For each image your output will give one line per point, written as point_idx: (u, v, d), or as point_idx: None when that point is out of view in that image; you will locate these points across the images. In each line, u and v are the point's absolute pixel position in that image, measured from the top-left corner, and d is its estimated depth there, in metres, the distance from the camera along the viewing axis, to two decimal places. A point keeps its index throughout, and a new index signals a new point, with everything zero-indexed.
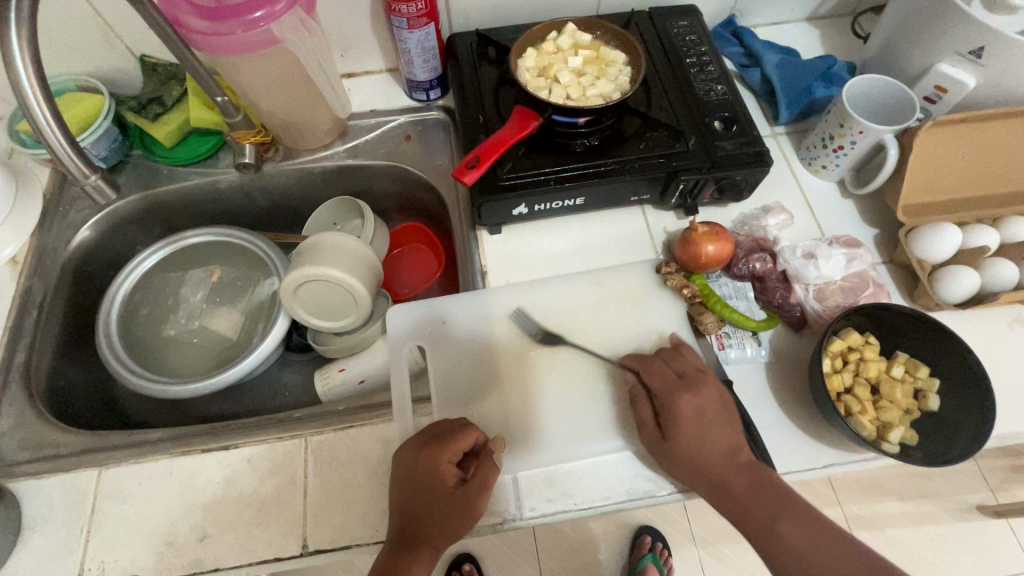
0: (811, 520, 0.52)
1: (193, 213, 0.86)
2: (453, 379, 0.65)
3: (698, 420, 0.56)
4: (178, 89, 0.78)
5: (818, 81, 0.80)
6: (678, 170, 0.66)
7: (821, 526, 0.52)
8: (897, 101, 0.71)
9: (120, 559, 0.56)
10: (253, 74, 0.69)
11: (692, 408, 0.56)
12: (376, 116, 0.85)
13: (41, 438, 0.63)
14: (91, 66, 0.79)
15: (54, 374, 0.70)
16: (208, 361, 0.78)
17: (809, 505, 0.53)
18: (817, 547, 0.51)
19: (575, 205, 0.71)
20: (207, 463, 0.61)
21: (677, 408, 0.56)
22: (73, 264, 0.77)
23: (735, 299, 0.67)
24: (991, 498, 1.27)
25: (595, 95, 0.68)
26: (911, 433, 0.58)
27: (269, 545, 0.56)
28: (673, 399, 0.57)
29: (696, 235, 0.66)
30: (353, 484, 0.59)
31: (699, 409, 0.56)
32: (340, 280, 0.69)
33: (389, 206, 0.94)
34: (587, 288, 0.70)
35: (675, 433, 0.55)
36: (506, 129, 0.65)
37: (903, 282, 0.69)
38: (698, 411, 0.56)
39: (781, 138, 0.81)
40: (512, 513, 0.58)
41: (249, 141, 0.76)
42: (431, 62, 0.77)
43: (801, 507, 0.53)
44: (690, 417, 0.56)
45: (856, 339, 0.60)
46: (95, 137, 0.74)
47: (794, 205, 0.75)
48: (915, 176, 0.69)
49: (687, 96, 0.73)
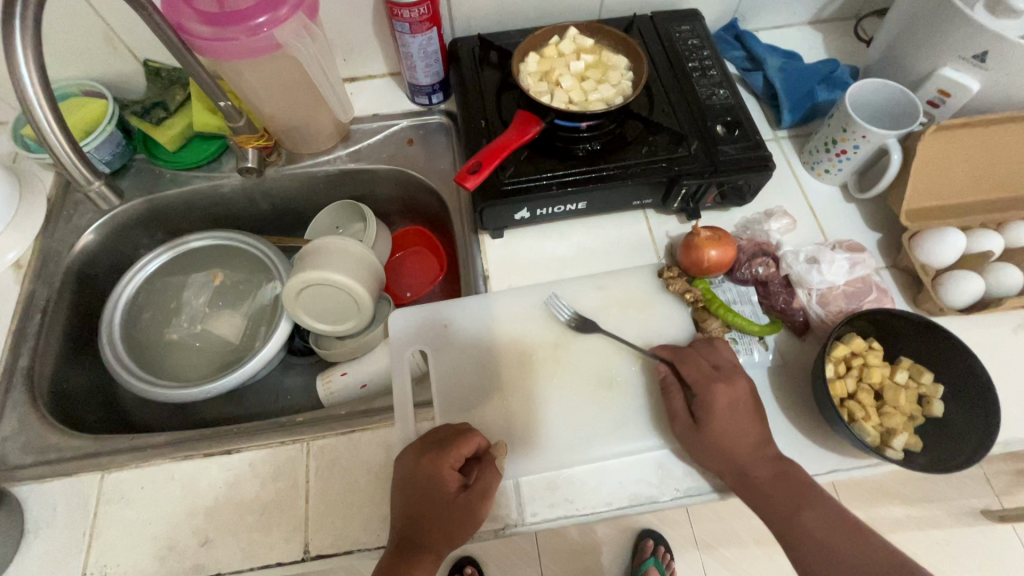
0: (834, 512, 0.52)
1: (196, 216, 0.86)
2: (455, 384, 0.65)
3: (729, 410, 0.56)
4: (181, 94, 0.78)
5: (821, 85, 0.80)
6: (681, 174, 0.66)
7: (843, 519, 0.52)
8: (901, 105, 0.71)
9: (122, 563, 0.56)
10: (255, 79, 0.69)
11: (727, 399, 0.56)
12: (379, 120, 0.85)
13: (44, 442, 0.63)
14: (95, 70, 0.80)
15: (57, 377, 0.71)
16: (211, 365, 0.78)
17: (830, 498, 0.53)
18: (839, 538, 0.51)
19: (577, 209, 0.71)
20: (210, 467, 0.61)
21: (712, 397, 0.56)
22: (77, 267, 0.77)
23: (739, 304, 0.67)
24: (997, 502, 1.26)
25: (597, 99, 0.68)
26: (915, 439, 0.58)
27: (271, 550, 0.56)
28: (708, 388, 0.56)
29: (698, 240, 0.66)
30: (355, 488, 0.59)
31: (731, 400, 0.56)
32: (342, 284, 0.69)
33: (391, 210, 0.94)
34: (589, 292, 0.70)
35: (708, 421, 0.56)
36: (508, 134, 0.65)
37: (907, 287, 0.69)
38: (731, 402, 0.56)
39: (784, 142, 0.81)
40: (513, 518, 0.58)
41: (252, 145, 0.77)
42: (433, 66, 0.77)
43: (822, 498, 0.53)
44: (723, 407, 0.56)
45: (860, 344, 0.60)
46: (99, 142, 0.75)
47: (796, 209, 0.75)
48: (919, 180, 0.68)
49: (689, 100, 0.73)
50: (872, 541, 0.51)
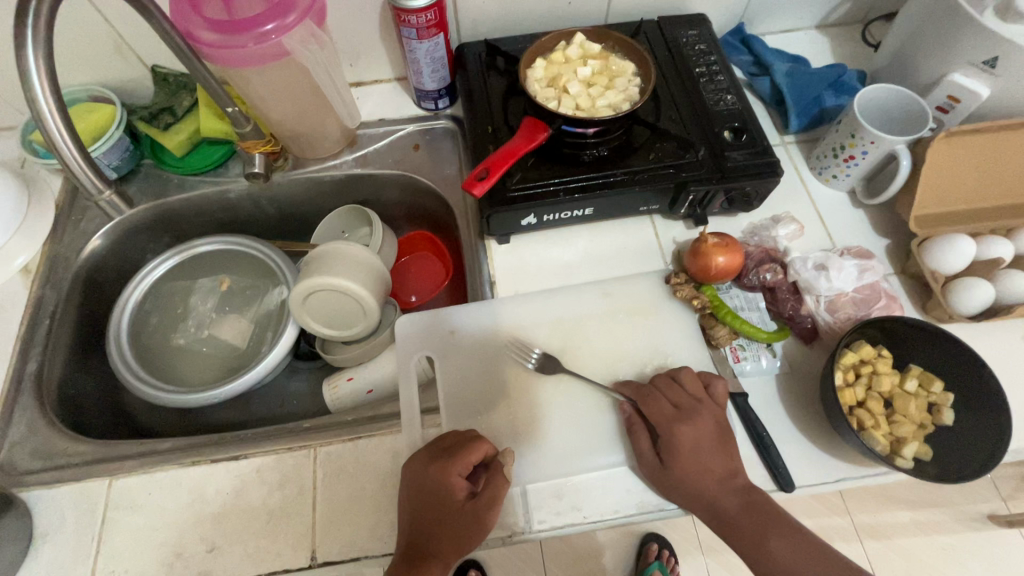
0: (804, 542, 0.51)
1: (203, 221, 0.87)
2: (462, 390, 0.65)
3: (693, 448, 0.56)
4: (189, 99, 0.78)
5: (828, 90, 0.80)
6: (688, 180, 0.66)
7: (816, 548, 0.51)
8: (910, 111, 0.71)
9: (130, 569, 0.56)
10: (263, 86, 0.69)
11: (689, 437, 0.56)
12: (385, 125, 0.85)
13: (52, 448, 0.63)
14: (103, 76, 0.80)
15: (65, 382, 0.71)
16: (218, 369, 0.79)
17: (801, 527, 0.52)
18: (809, 569, 0.50)
19: (584, 215, 0.71)
20: (217, 473, 0.61)
21: (674, 437, 0.56)
22: (85, 272, 0.77)
23: (747, 310, 0.67)
24: (1003, 507, 1.25)
25: (604, 106, 0.68)
26: (925, 448, 0.57)
27: (278, 556, 0.56)
28: (669, 428, 0.57)
29: (706, 247, 0.65)
30: (362, 495, 0.59)
31: (694, 437, 0.56)
32: (349, 290, 0.69)
33: (397, 214, 0.94)
34: (596, 298, 0.70)
35: (672, 461, 0.56)
36: (516, 140, 0.65)
37: (916, 294, 0.68)
38: (694, 439, 0.56)
39: (792, 147, 0.81)
40: (521, 526, 0.57)
41: (259, 151, 0.77)
42: (440, 71, 0.77)
43: (793, 527, 0.52)
44: (685, 446, 0.56)
45: (869, 352, 0.59)
46: (107, 147, 0.75)
47: (804, 214, 0.75)
48: (928, 186, 0.68)
49: (696, 106, 0.72)
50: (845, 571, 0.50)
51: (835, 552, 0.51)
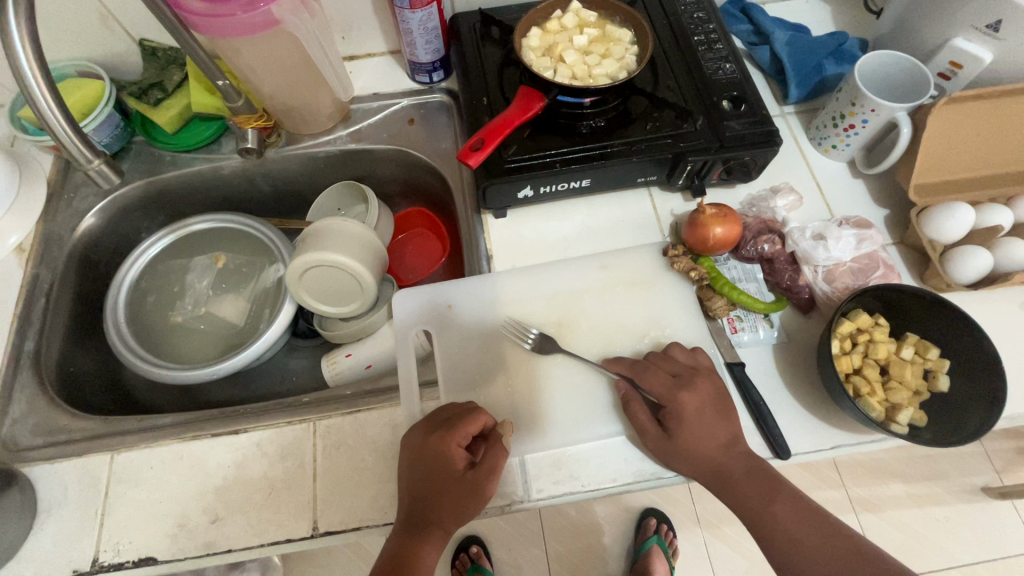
0: (803, 504, 0.53)
1: (197, 199, 0.86)
2: (459, 363, 0.65)
3: (698, 416, 0.56)
4: (179, 73, 0.77)
5: (828, 59, 0.78)
6: (685, 151, 0.65)
7: (815, 513, 0.52)
8: (911, 77, 0.70)
9: (134, 541, 0.57)
10: (255, 58, 0.68)
11: (694, 406, 0.56)
12: (379, 99, 0.84)
13: (54, 424, 0.64)
14: (91, 51, 0.79)
15: (64, 360, 0.71)
16: (217, 347, 0.79)
17: (801, 491, 0.53)
18: (809, 534, 0.51)
19: (581, 186, 0.70)
20: (217, 446, 0.61)
21: (679, 405, 0.56)
22: (79, 251, 0.77)
23: (744, 282, 0.67)
24: (997, 480, 1.27)
25: (601, 74, 0.67)
26: (920, 414, 0.58)
27: (280, 526, 0.57)
28: (673, 397, 0.56)
29: (704, 217, 0.65)
30: (362, 466, 0.60)
31: (699, 405, 0.56)
32: (344, 265, 0.69)
33: (393, 190, 0.93)
34: (593, 271, 0.70)
35: (677, 430, 0.56)
36: (511, 110, 0.64)
37: (914, 263, 0.68)
38: (699, 407, 0.56)
39: (791, 118, 0.80)
40: (518, 495, 0.58)
41: (252, 126, 0.76)
42: (433, 43, 0.76)
43: (793, 492, 0.53)
44: (690, 416, 0.56)
45: (866, 320, 0.60)
46: (97, 123, 0.74)
47: (803, 185, 0.74)
48: (929, 154, 0.67)
49: (695, 75, 0.71)
50: (845, 534, 0.51)
51: (834, 515, 0.52)
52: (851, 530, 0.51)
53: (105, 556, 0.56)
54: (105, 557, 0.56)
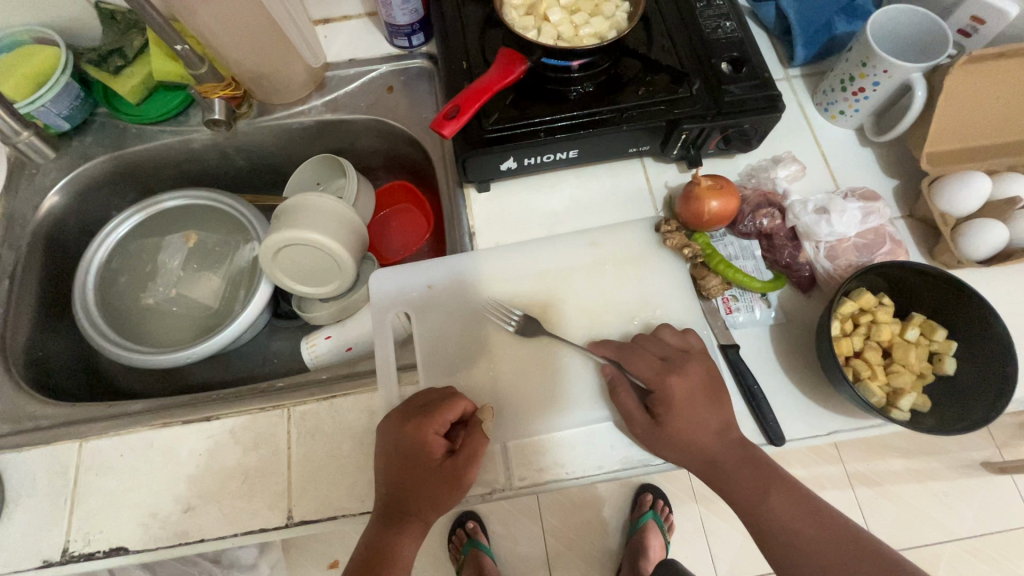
0: (800, 494, 0.50)
1: (168, 174, 0.82)
2: (440, 346, 0.62)
3: (687, 401, 0.53)
4: (140, 39, 0.72)
5: (841, 14, 0.72)
6: (680, 118, 0.61)
7: (812, 504, 0.50)
8: (928, 35, 0.64)
9: (105, 531, 0.55)
10: (213, 19, 0.63)
11: (683, 391, 0.53)
12: (356, 66, 0.78)
13: (19, 411, 0.61)
14: (44, 15, 0.74)
15: (32, 345, 0.69)
16: (191, 330, 0.76)
17: (797, 480, 0.51)
18: (807, 528, 0.49)
19: (568, 158, 0.66)
20: (188, 434, 0.59)
21: (667, 390, 0.53)
22: (44, 231, 0.74)
23: (741, 259, 0.63)
24: (997, 454, 1.25)
25: (589, 35, 0.62)
26: (923, 399, 0.55)
27: (254, 515, 0.55)
28: (662, 381, 0.53)
29: (699, 190, 0.61)
30: (338, 454, 0.58)
31: (689, 390, 0.53)
32: (319, 243, 0.65)
33: (375, 163, 0.88)
34: (581, 248, 0.66)
35: (666, 417, 0.53)
36: (489, 74, 0.59)
37: (922, 237, 0.64)
38: (689, 392, 0.53)
39: (796, 82, 0.74)
40: (501, 483, 0.56)
41: (218, 95, 0.71)
42: (410, 2, 0.71)
43: (789, 482, 0.51)
44: (680, 400, 0.53)
45: (869, 300, 0.56)
46: (52, 95, 0.70)
47: (807, 154, 0.69)
48: (943, 119, 0.62)
49: (692, 34, 0.66)
50: (844, 527, 0.48)
51: (832, 507, 0.50)
52: (848, 520, 0.49)
53: (75, 546, 0.55)
54: (75, 547, 0.55)
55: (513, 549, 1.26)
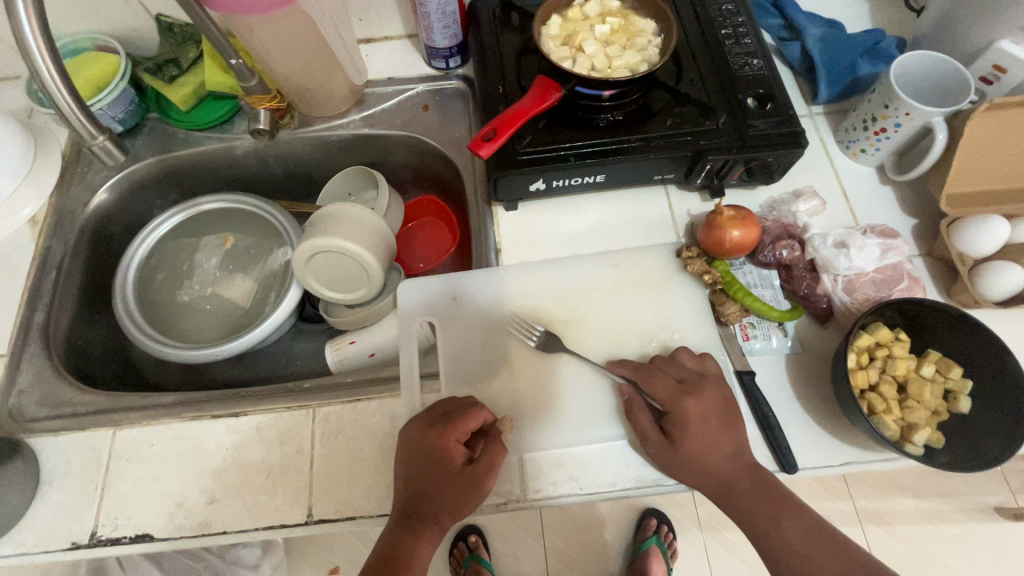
0: (812, 520, 0.51)
1: (208, 178, 0.86)
2: (463, 357, 0.64)
3: (701, 424, 0.54)
4: (195, 51, 0.76)
5: (864, 57, 0.74)
6: (706, 148, 0.63)
7: (823, 531, 0.51)
8: (950, 81, 0.66)
9: (131, 517, 0.57)
10: (267, 38, 0.67)
11: (697, 413, 0.54)
12: (394, 84, 0.82)
13: (58, 396, 0.64)
14: (108, 25, 0.79)
15: (73, 333, 0.72)
16: (221, 328, 0.79)
17: (810, 507, 0.52)
18: (817, 554, 0.50)
19: (595, 181, 0.68)
20: (217, 428, 0.61)
21: (682, 412, 0.54)
22: (91, 225, 0.77)
23: (760, 288, 0.65)
24: (1011, 500, 1.23)
25: (621, 66, 0.65)
26: (937, 435, 0.56)
27: (275, 511, 0.57)
28: (678, 404, 0.55)
29: (721, 219, 0.63)
30: (359, 456, 0.59)
31: (703, 413, 0.55)
32: (351, 251, 0.68)
33: (405, 177, 0.92)
34: (604, 270, 0.68)
35: (680, 438, 0.54)
36: (526, 100, 0.62)
37: (940, 276, 0.65)
38: (703, 415, 0.55)
39: (819, 119, 0.76)
40: (516, 494, 0.57)
41: (265, 107, 0.75)
42: (451, 27, 0.74)
43: (802, 509, 0.51)
44: (695, 423, 0.54)
45: (885, 335, 0.57)
46: (111, 99, 0.74)
47: (828, 190, 0.71)
48: (965, 162, 0.64)
49: (720, 69, 0.69)
50: (855, 558, 0.49)
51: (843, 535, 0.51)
52: (859, 548, 0.50)
53: (103, 530, 0.57)
54: (103, 531, 0.57)
55: (514, 566, 1.26)
